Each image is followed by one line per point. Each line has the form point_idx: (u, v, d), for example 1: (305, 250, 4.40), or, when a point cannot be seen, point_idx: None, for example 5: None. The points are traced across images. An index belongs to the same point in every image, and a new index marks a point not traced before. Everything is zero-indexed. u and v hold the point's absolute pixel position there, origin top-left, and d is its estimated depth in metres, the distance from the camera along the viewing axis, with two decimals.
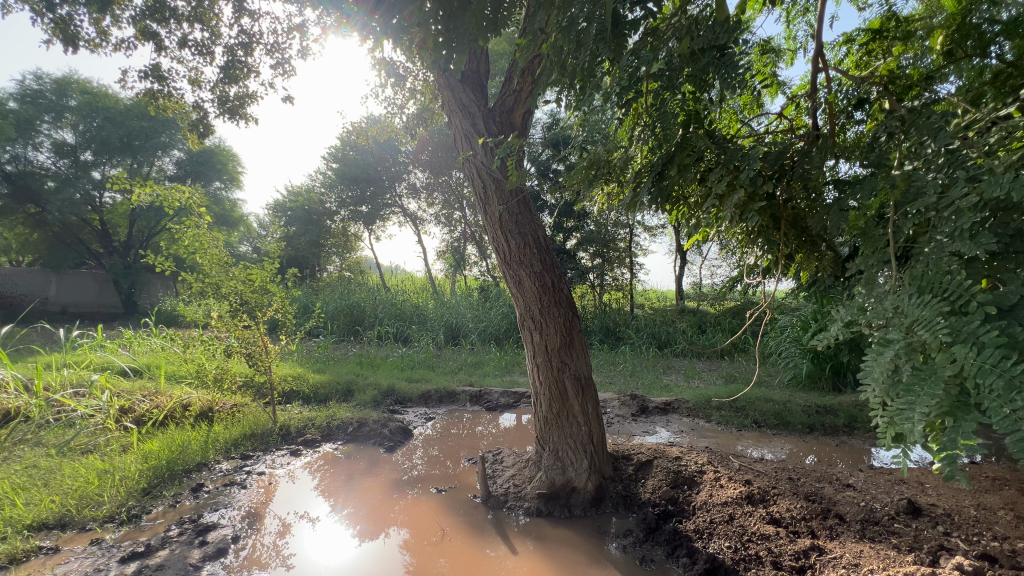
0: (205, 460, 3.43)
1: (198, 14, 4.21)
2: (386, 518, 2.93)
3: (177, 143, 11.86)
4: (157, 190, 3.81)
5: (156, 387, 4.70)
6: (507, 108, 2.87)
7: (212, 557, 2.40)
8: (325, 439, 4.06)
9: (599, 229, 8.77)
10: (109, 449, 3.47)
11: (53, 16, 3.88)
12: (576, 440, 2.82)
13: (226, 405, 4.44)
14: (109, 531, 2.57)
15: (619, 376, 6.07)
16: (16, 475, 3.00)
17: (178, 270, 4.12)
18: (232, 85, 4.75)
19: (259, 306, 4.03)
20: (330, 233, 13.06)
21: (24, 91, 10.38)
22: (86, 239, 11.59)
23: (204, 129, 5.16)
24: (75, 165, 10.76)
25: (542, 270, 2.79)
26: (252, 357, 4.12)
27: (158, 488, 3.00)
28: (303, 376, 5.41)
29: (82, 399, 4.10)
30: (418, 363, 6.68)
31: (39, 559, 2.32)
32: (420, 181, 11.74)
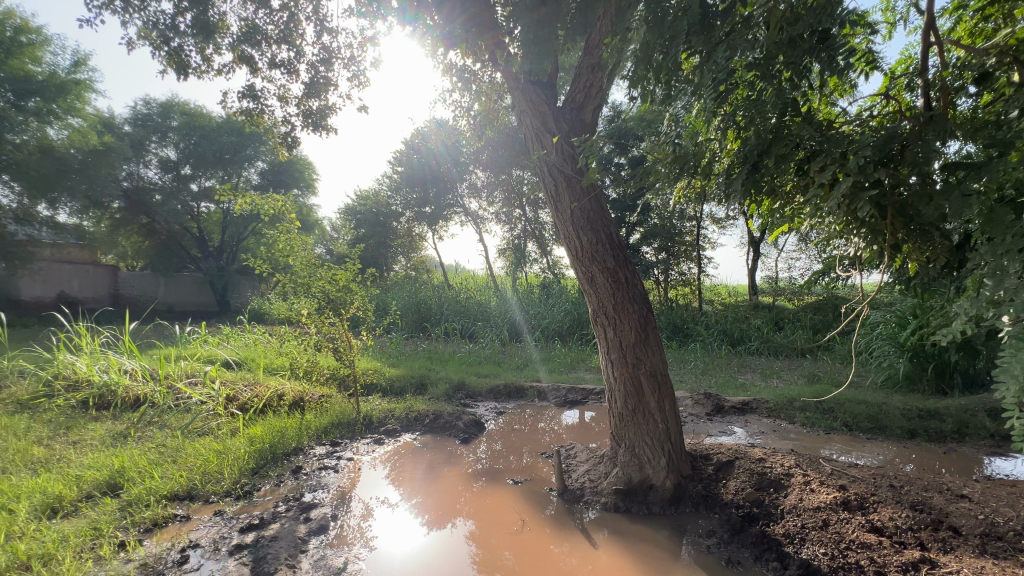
0: (301, 445, 3.75)
1: (285, 36, 4.58)
2: (454, 508, 3.04)
3: (261, 155, 13.03)
4: (255, 199, 4.19)
5: (254, 377, 5.20)
6: (577, 106, 2.88)
7: (314, 533, 2.62)
8: (404, 430, 4.30)
9: (664, 222, 8.43)
10: (221, 432, 3.85)
11: (167, 49, 4.37)
12: (653, 437, 2.79)
13: (314, 395, 4.83)
14: (228, 505, 2.87)
15: (690, 373, 5.89)
16: (151, 452, 3.43)
17: (271, 272, 4.50)
18: (315, 99, 5.12)
19: (342, 303, 4.34)
20: (396, 234, 13.67)
21: (135, 114, 11.73)
22: (186, 245, 12.86)
23: (291, 141, 5.59)
24: (177, 179, 12.07)
25: (615, 267, 2.79)
26: (337, 351, 4.43)
27: (264, 469, 3.32)
28: (380, 370, 5.74)
29: (196, 387, 4.62)
30: (485, 358, 6.87)
31: (176, 525, 2.64)
32: (481, 180, 11.96)
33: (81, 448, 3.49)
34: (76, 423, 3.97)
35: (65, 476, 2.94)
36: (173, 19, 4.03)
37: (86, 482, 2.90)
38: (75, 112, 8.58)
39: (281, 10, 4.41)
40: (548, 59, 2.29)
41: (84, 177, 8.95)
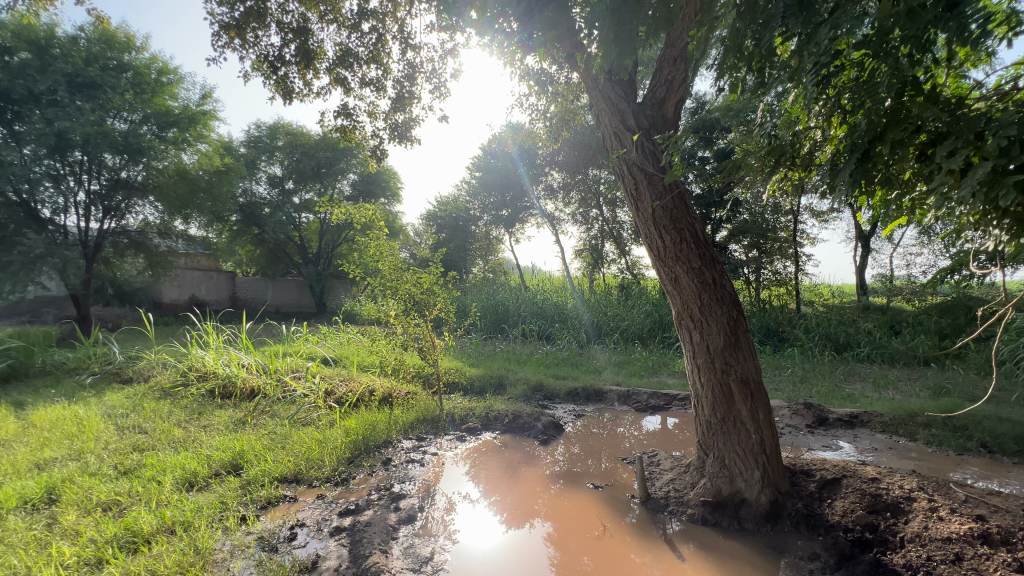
0: (390, 438, 3.99)
1: (374, 56, 4.92)
2: (532, 509, 3.06)
3: (353, 168, 14.13)
4: (349, 209, 4.51)
5: (349, 373, 5.63)
6: (659, 100, 2.79)
7: (404, 522, 2.77)
8: (484, 428, 4.43)
9: (755, 218, 7.85)
10: (321, 423, 4.21)
11: (275, 77, 4.88)
12: (745, 447, 2.61)
13: (401, 392, 5.13)
14: (328, 489, 3.13)
15: (787, 381, 5.42)
16: (265, 437, 3.84)
17: (363, 277, 4.83)
18: (400, 112, 5.43)
19: (426, 305, 4.57)
20: (475, 237, 14.09)
21: (250, 138, 13.25)
22: (290, 253, 14.23)
23: (380, 153, 5.97)
24: (282, 193, 13.42)
25: (701, 266, 2.65)
26: (422, 351, 4.66)
27: (358, 458, 3.57)
28: (461, 370, 5.94)
29: (300, 381, 5.11)
30: (562, 360, 6.84)
31: (285, 504, 2.92)
32: (557, 181, 11.92)
33: (209, 431, 3.98)
34: (205, 409, 4.55)
35: (198, 455, 3.38)
36: (281, 50, 4.49)
37: (214, 461, 3.31)
38: (202, 139, 9.66)
39: (370, 32, 4.74)
40: (630, 56, 2.25)
41: (209, 196, 10.37)
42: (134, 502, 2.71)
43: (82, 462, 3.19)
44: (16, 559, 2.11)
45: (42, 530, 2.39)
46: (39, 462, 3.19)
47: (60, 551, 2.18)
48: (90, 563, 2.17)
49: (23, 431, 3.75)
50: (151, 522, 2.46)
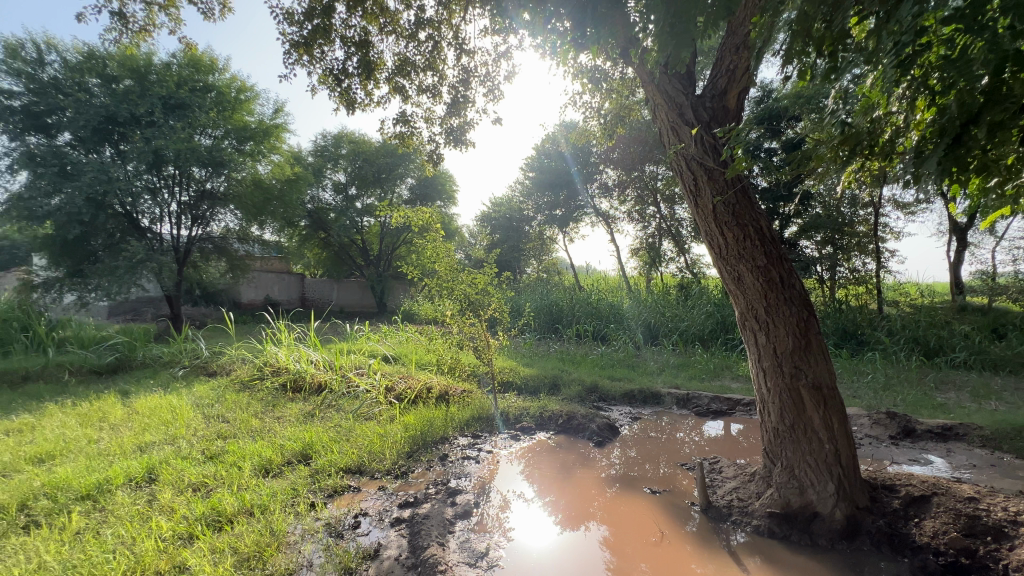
0: (446, 434, 4.09)
1: (430, 64, 5.07)
2: (586, 511, 3.02)
3: (410, 172, 14.64)
4: (408, 212, 4.68)
5: (408, 370, 5.85)
6: (719, 91, 2.67)
7: (460, 517, 2.84)
8: (538, 428, 4.45)
9: (828, 211, 7.31)
10: (382, 417, 4.40)
11: (339, 89, 5.15)
12: (817, 458, 2.44)
13: (457, 389, 5.25)
14: (389, 481, 3.26)
15: (866, 388, 5.01)
16: (332, 429, 4.07)
17: (420, 277, 5.00)
18: (455, 117, 5.56)
19: (481, 305, 4.64)
20: (528, 238, 14.19)
21: (317, 147, 14.08)
22: (354, 255, 14.98)
23: (436, 157, 6.14)
24: (346, 198, 14.14)
25: (767, 265, 2.51)
26: (477, 350, 4.75)
27: (417, 453, 3.70)
28: (515, 369, 5.98)
29: (363, 377, 5.37)
30: (618, 362, 6.72)
31: (350, 494, 3.08)
32: (612, 179, 11.69)
33: (282, 422, 4.28)
34: (279, 401, 4.90)
35: (273, 444, 3.64)
36: (344, 64, 4.74)
37: (287, 450, 3.55)
38: (275, 150, 10.40)
39: (427, 40, 4.89)
40: (689, 48, 2.18)
41: (282, 203, 11.16)
42: (219, 485, 2.98)
43: (176, 446, 3.54)
44: (123, 529, 2.38)
45: (144, 505, 2.67)
46: (141, 445, 3.57)
47: (159, 524, 2.44)
48: (183, 536, 2.41)
49: (128, 416, 4.21)
50: (234, 503, 2.68)
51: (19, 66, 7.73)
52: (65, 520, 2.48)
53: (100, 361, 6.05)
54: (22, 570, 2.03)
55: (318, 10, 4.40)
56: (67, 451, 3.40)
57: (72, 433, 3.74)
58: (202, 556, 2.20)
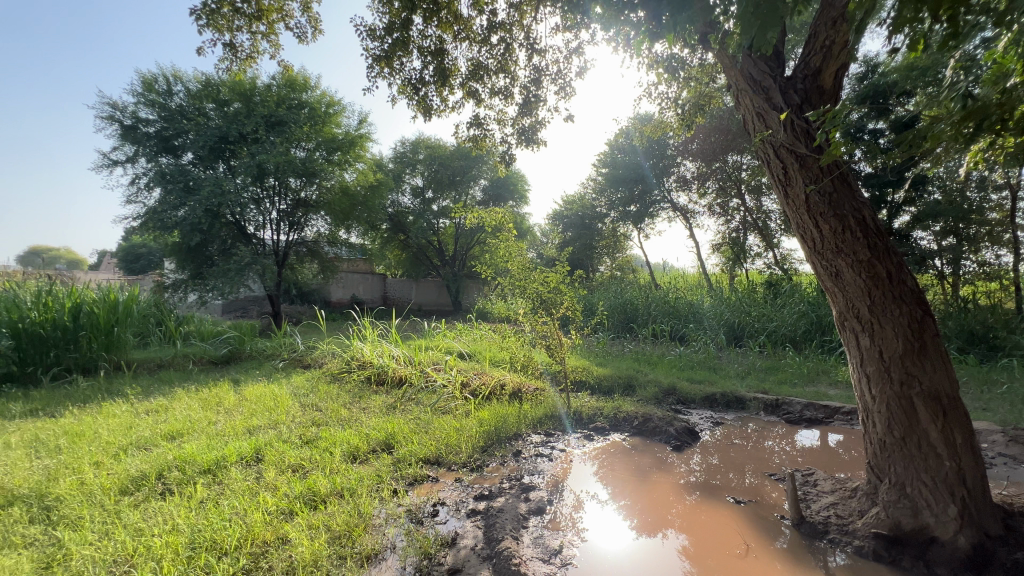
0: (520, 431, 4.14)
1: (502, 66, 5.14)
2: (664, 518, 2.91)
3: (483, 174, 15.01)
4: (482, 213, 4.79)
5: (483, 367, 6.00)
6: (813, 71, 2.45)
7: (534, 513, 2.86)
8: (612, 429, 4.36)
9: (949, 198, 6.42)
10: (458, 411, 4.54)
11: (417, 97, 5.39)
12: (934, 478, 2.16)
13: (530, 387, 5.30)
14: (465, 474, 3.37)
15: (1000, 400, 4.34)
16: (412, 421, 4.29)
17: (494, 277, 5.09)
18: (528, 117, 5.60)
19: (554, 303, 4.61)
20: (601, 235, 14.02)
21: (397, 154, 14.86)
22: (431, 256, 15.64)
23: (508, 158, 6.23)
24: (423, 202, 14.79)
25: (871, 259, 2.25)
26: (550, 348, 4.75)
27: (491, 448, 3.78)
28: (589, 368, 5.91)
29: (440, 372, 5.60)
30: (698, 363, 6.41)
31: (429, 483, 3.22)
32: (690, 171, 11.13)
33: (368, 413, 4.57)
34: (365, 393, 5.25)
35: (360, 433, 3.91)
36: (421, 73, 4.97)
37: (372, 439, 3.79)
38: (360, 159, 11.13)
39: (498, 43, 4.98)
40: (776, 27, 2.02)
41: (366, 208, 11.92)
42: (313, 468, 3.26)
43: (278, 431, 3.92)
44: (237, 501, 2.68)
45: (253, 482, 2.99)
46: (250, 428, 4.00)
47: (264, 499, 2.71)
48: (285, 512, 2.66)
49: (239, 402, 4.74)
50: (327, 485, 2.92)
51: (153, 96, 8.99)
52: (191, 489, 2.84)
53: (217, 352, 6.85)
54: (160, 530, 2.36)
55: (398, 24, 4.65)
56: (192, 430, 3.90)
57: (195, 415, 4.28)
58: (301, 531, 2.42)
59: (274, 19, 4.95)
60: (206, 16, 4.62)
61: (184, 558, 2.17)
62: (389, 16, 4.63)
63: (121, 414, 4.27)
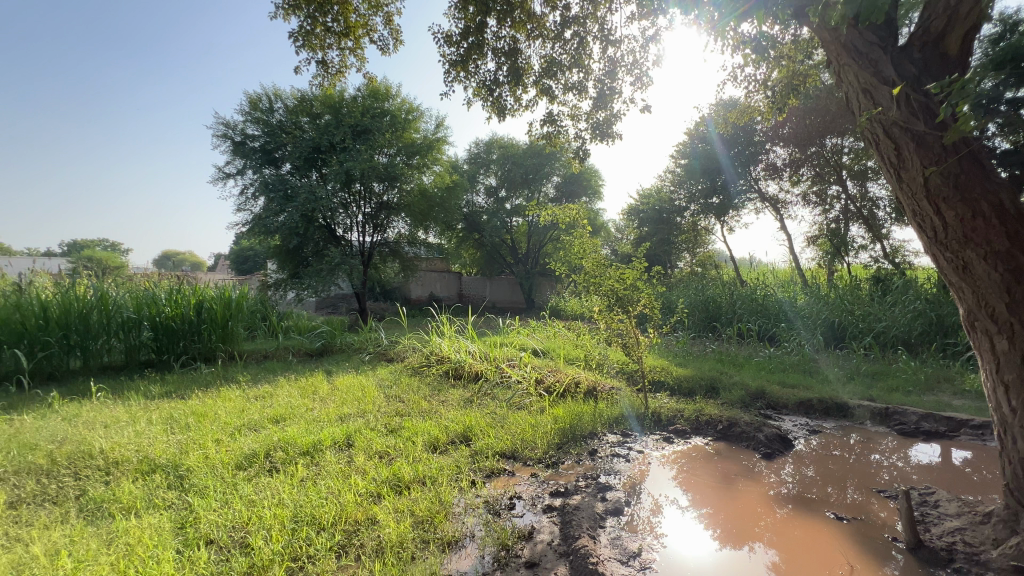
0: (595, 430, 4.09)
1: (576, 61, 5.09)
2: (751, 529, 2.73)
3: (556, 171, 14.99)
4: (556, 210, 4.78)
5: (557, 364, 5.99)
6: (935, 36, 2.16)
7: (611, 513, 2.81)
8: (694, 432, 4.17)
9: None
10: (532, 408, 4.58)
11: (491, 98, 5.50)
12: None
13: (605, 386, 5.21)
14: (540, 470, 3.38)
15: None
16: (488, 415, 4.39)
17: (568, 273, 5.05)
18: (602, 110, 5.50)
19: (631, 300, 4.49)
20: (680, 230, 13.38)
21: (471, 155, 15.26)
22: (504, 254, 15.89)
23: (582, 154, 6.15)
24: (497, 201, 15.07)
25: (1010, 250, 1.94)
26: (626, 346, 4.62)
27: (566, 445, 3.77)
28: (667, 368, 5.68)
29: (515, 369, 5.68)
30: (790, 365, 5.92)
31: (505, 477, 3.27)
32: (781, 158, 10.28)
33: (446, 406, 4.76)
34: (443, 387, 5.47)
35: (439, 424, 4.08)
36: (496, 74, 5.06)
37: (451, 431, 3.94)
38: (437, 162, 11.57)
39: (572, 38, 4.94)
40: None
41: (443, 209, 12.37)
42: (398, 455, 3.45)
43: (366, 419, 4.22)
44: (332, 482, 2.91)
45: (345, 465, 3.23)
46: (342, 415, 4.34)
47: (355, 482, 2.92)
48: (373, 494, 2.86)
49: (332, 391, 5.16)
50: (410, 472, 3.09)
51: (258, 114, 10.04)
52: (293, 468, 3.14)
53: (313, 345, 7.49)
54: (269, 503, 2.63)
55: (473, 28, 4.77)
56: (293, 415, 4.30)
57: (295, 402, 4.71)
58: (388, 513, 2.57)
59: (360, 35, 5.29)
60: (302, 38, 5.05)
61: (289, 529, 2.40)
62: (464, 21, 4.77)
63: (236, 398, 4.82)
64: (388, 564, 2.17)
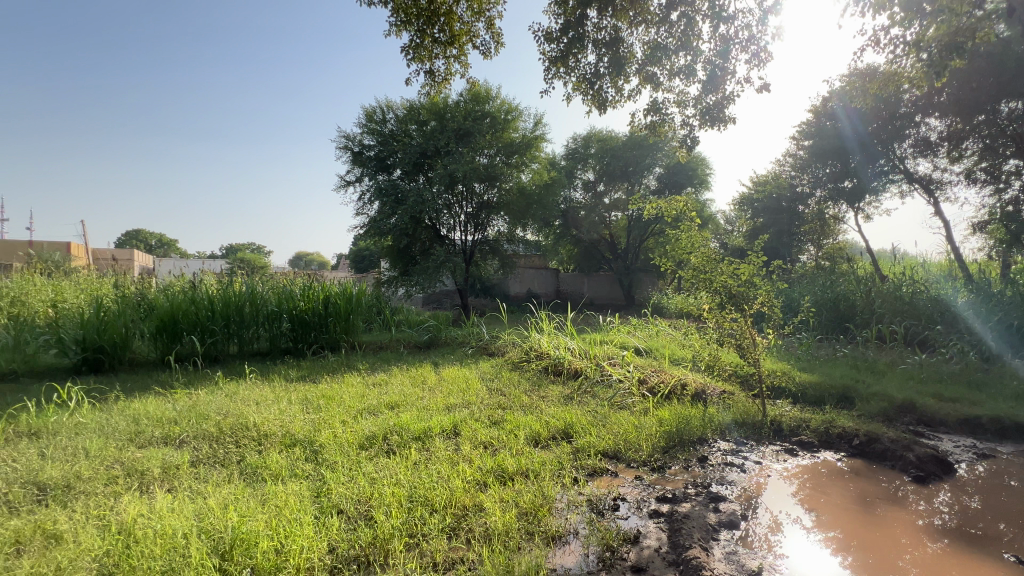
0: (705, 436, 3.85)
1: (683, 43, 4.80)
2: (897, 561, 2.36)
3: (658, 161, 14.34)
4: (660, 203, 4.56)
5: (661, 365, 5.74)
6: None
7: (725, 526, 2.62)
8: (823, 446, 3.73)
9: None
10: (635, 408, 4.44)
11: (592, 92, 5.41)
12: None
13: (716, 390, 4.88)
14: (645, 473, 3.27)
15: None
16: (589, 413, 4.34)
17: (674, 269, 4.80)
18: (713, 94, 5.12)
19: (745, 298, 4.14)
20: (803, 219, 12.03)
21: (569, 151, 15.20)
22: (603, 250, 15.58)
23: (690, 142, 5.80)
24: (595, 196, 14.85)
25: None
26: (740, 348, 4.27)
27: (673, 449, 3.60)
28: (789, 373, 5.15)
29: (617, 368, 5.55)
30: (948, 375, 5.03)
31: (608, 477, 3.21)
32: (937, 131, 8.74)
33: (546, 401, 4.80)
34: (543, 382, 5.52)
35: (540, 419, 4.13)
36: (596, 66, 4.97)
37: (552, 426, 3.97)
38: (535, 160, 11.72)
39: (679, 20, 4.67)
40: None
41: (541, 206, 12.49)
42: (501, 447, 3.57)
43: (471, 410, 4.42)
44: (442, 467, 3.09)
45: (453, 452, 3.42)
46: (449, 405, 4.59)
47: (462, 468, 3.08)
48: (479, 482, 2.99)
49: (439, 382, 5.48)
50: (513, 465, 3.17)
51: (373, 126, 10.99)
52: (407, 452, 3.39)
53: (421, 338, 8.03)
54: (387, 481, 2.88)
55: (573, 21, 4.74)
56: (406, 403, 4.65)
57: (407, 390, 5.08)
58: (494, 502, 2.67)
59: (464, 42, 5.53)
60: (412, 51, 5.42)
61: (405, 507, 2.60)
62: (564, 16, 4.76)
63: (358, 384, 5.34)
64: (496, 551, 2.25)
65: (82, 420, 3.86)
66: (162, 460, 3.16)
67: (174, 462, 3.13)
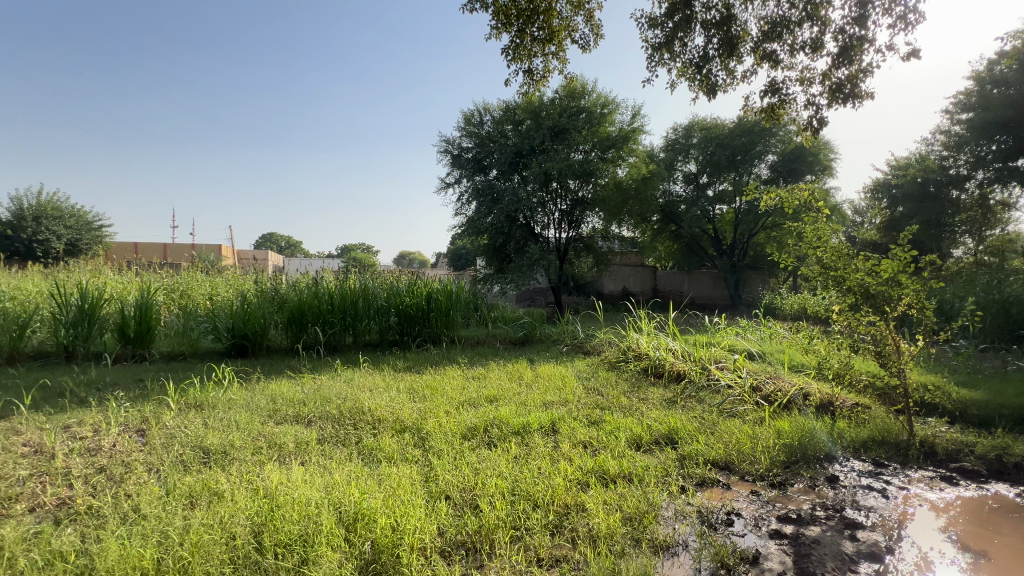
0: (834, 452, 3.42)
1: (809, 13, 4.30)
2: None
3: (772, 148, 13.11)
4: (779, 193, 4.13)
5: (778, 371, 5.22)
6: None
7: (864, 557, 2.29)
8: (995, 477, 3.12)
9: None
10: (748, 417, 4.09)
11: (700, 77, 5.07)
12: None
13: (847, 402, 4.31)
14: (763, 488, 2.98)
15: None
16: (695, 419, 4.08)
17: (796, 265, 4.32)
18: (846, 66, 4.52)
19: (888, 299, 3.58)
20: (959, 207, 10.22)
21: (669, 142, 14.49)
22: (707, 246, 14.61)
23: (817, 123, 5.18)
24: (698, 188, 14.07)
25: None
26: (881, 357, 3.71)
27: (795, 465, 3.25)
28: (943, 388, 4.39)
29: (726, 372, 5.15)
30: None
31: (720, 489, 2.99)
32: None
33: (647, 403, 4.62)
34: (643, 384, 5.31)
35: (642, 422, 3.97)
36: (704, 48, 4.64)
37: (655, 430, 3.79)
38: (632, 153, 11.33)
39: None
40: None
41: (638, 201, 12.05)
42: (602, 447, 3.50)
43: (568, 408, 4.39)
44: (543, 464, 3.11)
45: (552, 449, 3.43)
46: (546, 402, 4.61)
47: (564, 467, 3.06)
48: (580, 481, 2.95)
49: (535, 378, 5.54)
50: (614, 467, 3.08)
51: (471, 128, 11.40)
52: (508, 445, 3.46)
53: (517, 334, 8.18)
54: (490, 473, 2.96)
55: (680, 3, 4.48)
56: (505, 397, 4.76)
57: (505, 385, 5.20)
58: (597, 503, 2.62)
59: (563, 37, 5.49)
60: (512, 51, 5.51)
61: (508, 500, 2.66)
62: None
63: (459, 377, 5.59)
64: (601, 553, 2.21)
65: (232, 397, 4.49)
66: (296, 436, 3.56)
67: (305, 439, 3.52)
